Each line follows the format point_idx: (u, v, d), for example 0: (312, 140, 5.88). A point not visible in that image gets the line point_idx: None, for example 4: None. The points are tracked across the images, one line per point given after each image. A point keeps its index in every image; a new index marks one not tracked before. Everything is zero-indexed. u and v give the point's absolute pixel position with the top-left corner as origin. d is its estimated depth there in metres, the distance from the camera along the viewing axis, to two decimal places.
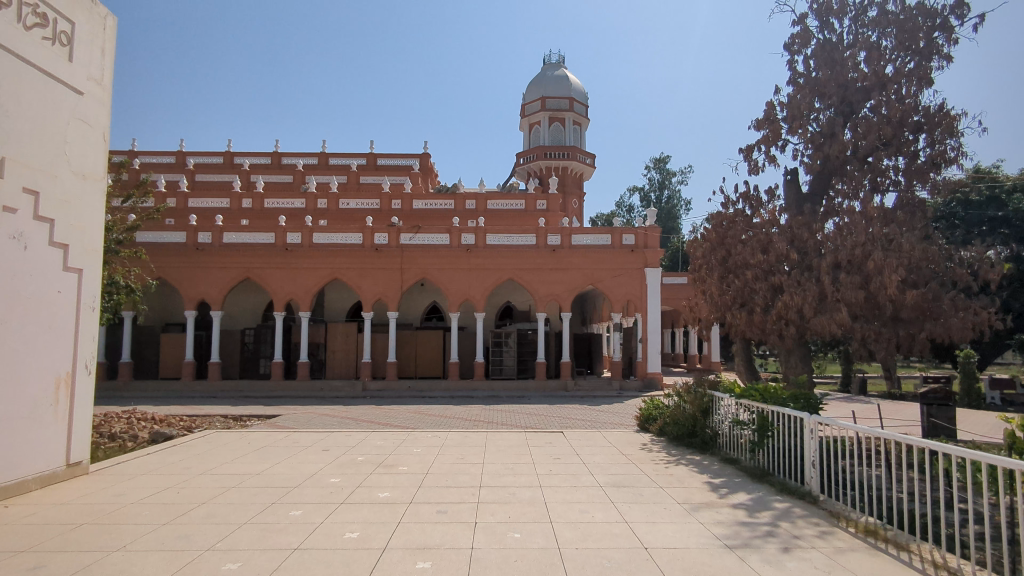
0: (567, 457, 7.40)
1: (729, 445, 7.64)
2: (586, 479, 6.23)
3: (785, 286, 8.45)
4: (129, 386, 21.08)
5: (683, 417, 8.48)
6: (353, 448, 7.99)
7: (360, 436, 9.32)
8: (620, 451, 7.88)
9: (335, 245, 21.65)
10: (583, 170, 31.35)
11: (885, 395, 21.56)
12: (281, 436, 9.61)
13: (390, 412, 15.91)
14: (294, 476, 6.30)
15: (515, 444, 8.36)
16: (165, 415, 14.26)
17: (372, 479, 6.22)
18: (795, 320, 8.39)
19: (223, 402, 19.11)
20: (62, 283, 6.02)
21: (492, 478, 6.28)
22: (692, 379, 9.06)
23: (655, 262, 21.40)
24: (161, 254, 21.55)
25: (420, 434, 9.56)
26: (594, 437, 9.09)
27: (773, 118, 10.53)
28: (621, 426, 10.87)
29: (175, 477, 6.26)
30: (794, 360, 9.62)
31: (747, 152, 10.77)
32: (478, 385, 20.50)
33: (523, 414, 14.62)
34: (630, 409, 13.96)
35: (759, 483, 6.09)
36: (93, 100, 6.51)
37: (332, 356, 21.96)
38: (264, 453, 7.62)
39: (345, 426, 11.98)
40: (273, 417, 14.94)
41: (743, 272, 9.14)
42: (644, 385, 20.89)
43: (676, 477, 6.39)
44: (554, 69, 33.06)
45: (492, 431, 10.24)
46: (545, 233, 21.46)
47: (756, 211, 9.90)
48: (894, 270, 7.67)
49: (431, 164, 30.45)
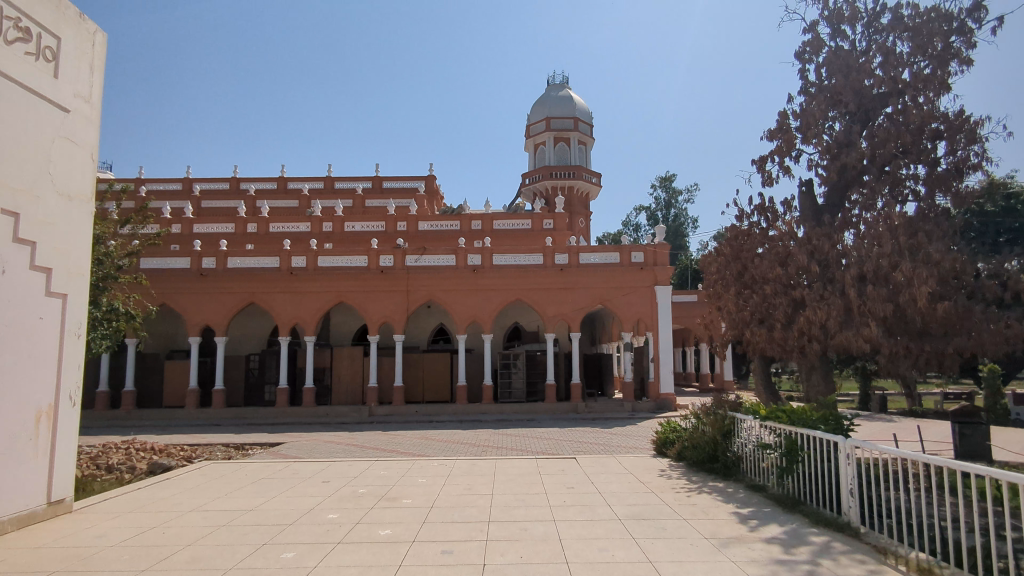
0: (582, 486, 6.94)
1: (754, 471, 7.18)
2: (603, 512, 5.78)
3: (807, 300, 8.01)
4: (133, 415, 20.75)
5: (704, 440, 8.02)
6: (355, 479, 7.57)
7: (363, 465, 8.89)
8: (638, 478, 7.42)
9: (340, 268, 21.39)
10: (590, 189, 31.12)
11: (905, 412, 20.88)
12: (281, 467, 9.21)
13: (397, 439, 15.47)
14: (291, 512, 5.88)
15: (526, 472, 7.91)
16: (165, 445, 13.90)
17: (373, 515, 5.80)
18: (819, 335, 7.96)
19: (226, 430, 18.71)
20: (45, 309, 5.71)
21: (502, 512, 5.84)
22: (710, 400, 8.62)
23: (665, 280, 20.99)
24: (164, 281, 21.34)
25: (426, 462, 9.13)
26: (608, 463, 8.63)
27: (786, 127, 10.18)
28: (636, 450, 10.40)
29: (163, 515, 5.87)
30: (816, 378, 9.17)
31: (760, 163, 10.40)
32: (487, 408, 20.03)
33: (534, 438, 14.14)
34: (644, 432, 13.46)
35: (791, 514, 5.62)
36: (81, 119, 6.28)
37: (338, 381, 21.58)
38: (261, 486, 7.21)
39: (349, 454, 11.58)
40: (275, 445, 14.55)
41: (762, 285, 8.74)
42: (657, 406, 20.35)
43: (700, 508, 5.93)
44: (558, 89, 33.06)
45: (502, 457, 9.80)
46: (553, 252, 21.12)
47: (772, 224, 9.50)
48: (924, 281, 7.13)
49: (436, 186, 30.34)
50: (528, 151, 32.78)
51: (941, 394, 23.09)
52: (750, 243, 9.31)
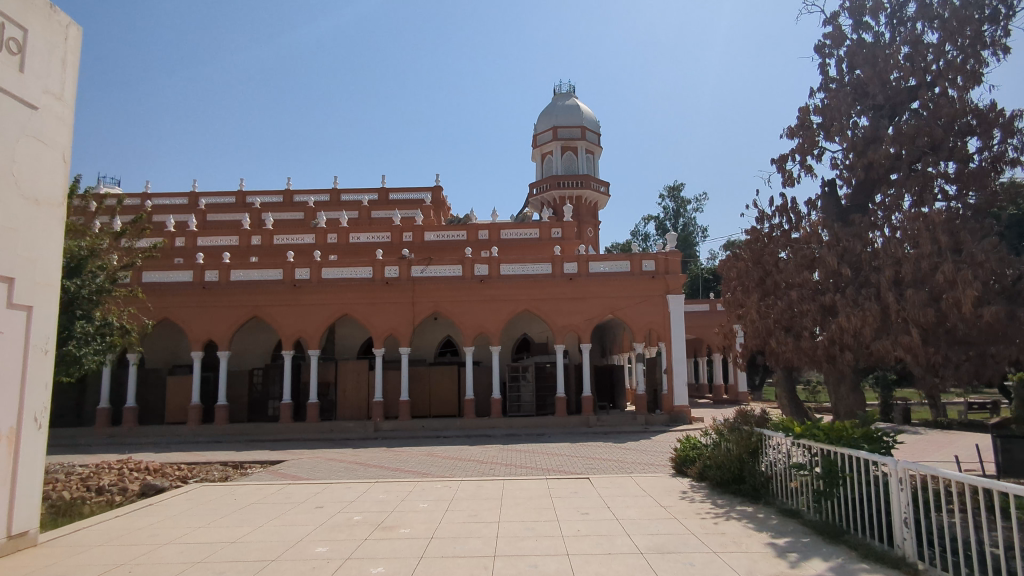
0: (597, 511, 6.34)
1: (787, 494, 6.56)
2: (622, 544, 5.18)
3: (839, 306, 7.36)
4: (134, 433, 20.30)
5: (728, 459, 7.41)
6: (350, 504, 7.00)
7: (362, 487, 8.33)
8: (658, 502, 6.81)
9: (345, 281, 20.95)
10: (598, 199, 30.63)
11: (929, 423, 20.01)
12: (276, 489, 8.66)
13: (401, 456, 14.93)
14: (276, 545, 5.34)
15: (536, 495, 7.31)
16: (162, 464, 13.41)
17: (366, 548, 5.23)
18: (852, 344, 7.34)
19: (229, 447, 18.18)
20: (6, 322, 5.21)
21: (509, 544, 5.26)
22: (734, 415, 7.98)
23: (678, 288, 20.39)
24: (165, 295, 20.92)
25: (428, 484, 8.55)
26: (625, 483, 8.02)
27: (807, 124, 9.58)
28: (653, 469, 9.77)
29: (134, 550, 5.34)
30: (844, 391, 8.58)
31: (780, 163, 9.81)
32: (496, 423, 19.43)
33: (544, 455, 13.54)
34: (659, 448, 12.83)
35: (836, 546, 5.00)
36: (52, 117, 5.82)
37: (343, 396, 21.05)
38: (247, 513, 6.66)
39: (350, 474, 11.03)
40: (275, 464, 14.02)
41: (788, 292, 8.12)
42: (671, 419, 19.68)
43: (730, 538, 5.32)
44: (565, 98, 32.70)
45: (510, 477, 9.22)
46: (561, 262, 20.58)
47: (798, 226, 8.86)
48: (969, 284, 6.46)
49: (443, 197, 29.94)
50: (535, 161, 32.39)
51: (965, 404, 22.28)
52: (772, 247, 8.78)
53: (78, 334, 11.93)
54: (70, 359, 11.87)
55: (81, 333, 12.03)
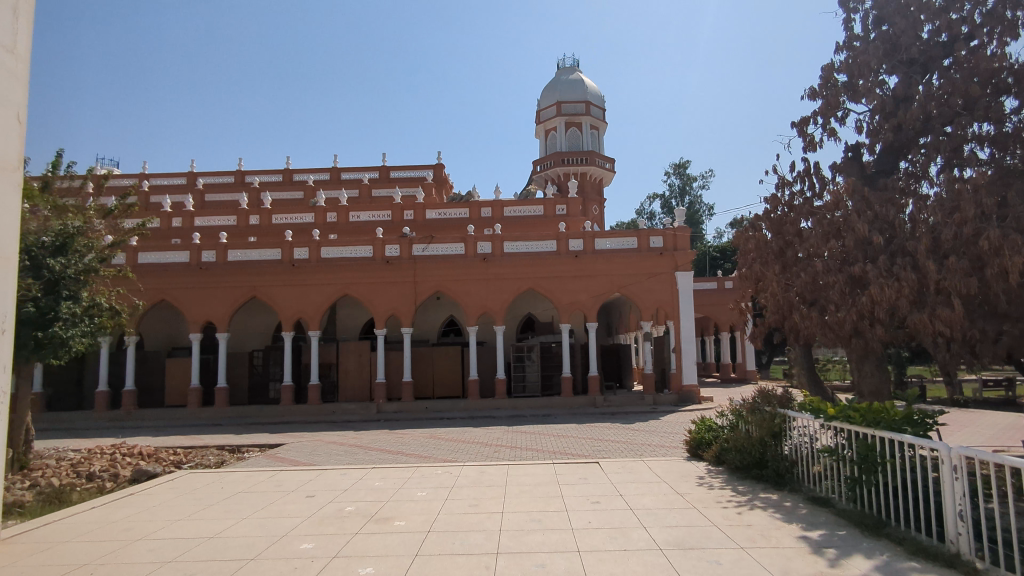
0: (609, 500, 5.85)
1: (815, 480, 6.06)
2: (639, 539, 4.67)
3: (869, 277, 6.75)
4: (133, 416, 19.96)
5: (749, 443, 6.91)
6: (344, 493, 6.53)
7: (358, 474, 7.87)
8: (674, 489, 6.29)
9: (344, 260, 20.40)
10: (603, 175, 29.91)
11: (944, 401, 19.47)
12: (268, 476, 8.21)
13: (403, 438, 14.52)
14: (258, 541, 4.87)
15: (542, 482, 6.82)
16: (156, 448, 13.04)
17: (355, 545, 4.73)
18: (884, 317, 6.78)
19: (228, 430, 17.83)
20: None
21: (513, 539, 4.78)
22: (754, 394, 7.42)
23: (686, 265, 19.79)
24: (161, 276, 20.46)
25: (428, 469, 8.08)
26: (637, 467, 7.53)
27: (831, 83, 8.90)
28: (665, 452, 9.28)
29: (102, 548, 4.88)
30: (868, 368, 8.07)
31: (801, 126, 9.12)
32: (500, 404, 19.01)
33: (549, 436, 13.11)
34: (670, 429, 12.34)
35: (877, 540, 4.49)
36: (2, 74, 5.25)
37: (344, 377, 20.64)
38: (233, 504, 6.20)
39: (348, 459, 10.59)
40: (273, 447, 13.64)
41: (812, 263, 7.54)
42: (680, 399, 19.21)
43: (758, 531, 4.81)
44: (569, 72, 31.77)
45: (516, 462, 8.75)
46: (566, 239, 19.96)
47: (822, 193, 8.24)
48: (1019, 250, 5.83)
49: (445, 175, 29.27)
50: (539, 137, 31.60)
51: (980, 381, 21.75)
52: (794, 216, 8.22)
53: (64, 316, 11.47)
54: (57, 341, 11.41)
55: (68, 314, 11.54)
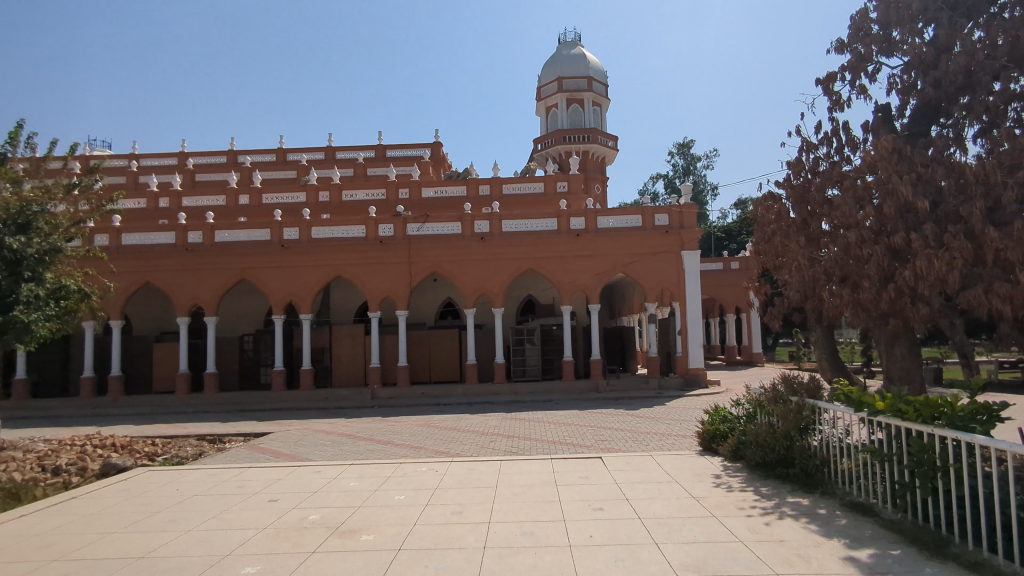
0: (614, 507, 5.06)
1: (850, 481, 5.26)
2: (650, 561, 3.86)
3: (913, 248, 5.88)
4: (120, 403, 19.26)
5: (772, 437, 6.09)
6: (312, 497, 5.76)
7: (334, 471, 7.09)
8: (687, 492, 5.47)
9: (336, 240, 19.50)
10: (605, 153, 28.92)
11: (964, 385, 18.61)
12: (236, 473, 7.43)
13: (395, 426, 13.79)
14: (197, 563, 4.10)
15: (538, 482, 6.02)
16: (132, 439, 12.30)
17: (310, 567, 3.96)
18: (928, 293, 5.92)
19: (215, 418, 17.11)
20: None
21: (498, 560, 3.99)
22: (778, 382, 6.58)
23: (693, 244, 18.90)
24: (146, 257, 19.63)
25: (414, 466, 7.30)
26: (645, 463, 6.76)
27: (863, 34, 7.88)
28: (675, 445, 8.48)
29: (9, 572, 4.09)
30: (899, 351, 7.24)
31: (826, 84, 8.15)
32: (499, 389, 18.25)
33: (548, 424, 12.34)
34: (677, 417, 11.58)
35: (943, 565, 3.68)
36: None
37: (338, 362, 19.89)
38: (183, 511, 5.43)
39: (332, 451, 9.84)
40: (258, 437, 12.91)
41: (842, 234, 6.65)
42: (685, 382, 18.40)
43: (794, 550, 4.01)
44: (570, 46, 30.59)
45: (512, 456, 7.96)
46: (567, 217, 19.08)
47: (850, 158, 7.34)
48: None
49: (443, 153, 28.32)
50: (539, 114, 30.51)
51: (995, 362, 20.97)
52: (819, 184, 7.35)
53: (25, 299, 10.66)
54: (19, 326, 10.59)
55: (29, 297, 10.64)
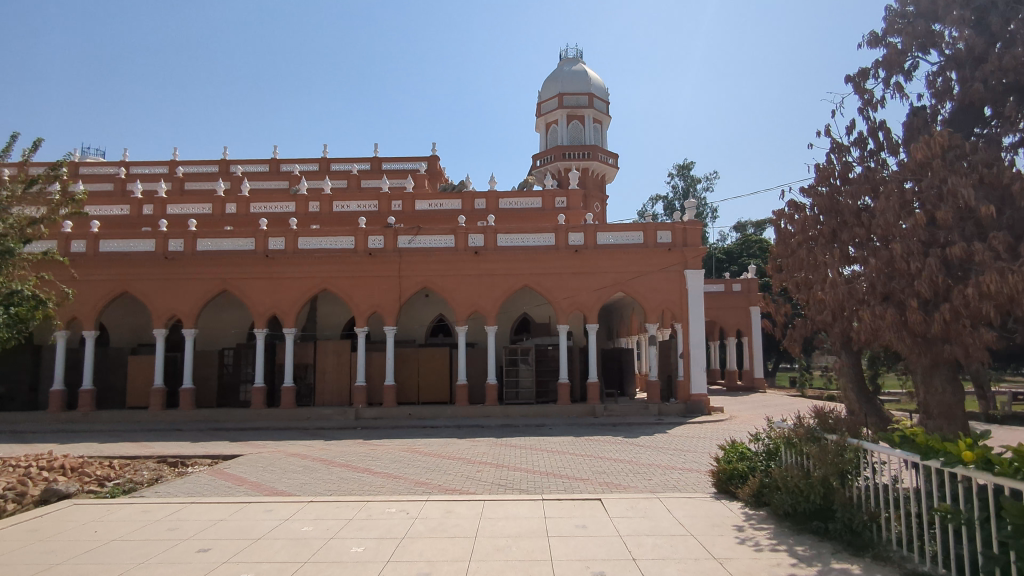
0: (618, 573, 4.07)
1: (907, 544, 4.29)
2: None
3: (980, 260, 5.03)
4: (90, 418, 18.15)
5: (803, 484, 5.09)
6: (252, 547, 4.76)
7: (288, 511, 6.06)
8: (708, 552, 4.47)
9: (323, 251, 18.57)
10: (605, 171, 28.19)
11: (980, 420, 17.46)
12: (179, 509, 6.39)
13: (376, 451, 12.74)
14: None
15: (526, 533, 5.02)
16: (86, 459, 11.20)
17: None
18: (992, 315, 5.05)
19: (186, 436, 16.00)
20: None
21: None
22: (813, 419, 5.56)
23: (696, 263, 18.01)
24: (124, 265, 18.64)
25: (385, 506, 6.28)
26: (653, 508, 5.79)
27: (901, 27, 7.07)
28: (685, 483, 7.47)
29: None
30: (938, 383, 6.26)
31: (857, 81, 7.34)
32: (490, 411, 17.23)
33: (542, 453, 11.31)
34: (683, 449, 10.57)
35: None
36: None
37: (321, 379, 18.90)
38: (89, 565, 4.41)
39: (300, 481, 8.80)
40: (226, 460, 11.84)
41: (883, 247, 5.78)
42: (687, 409, 17.38)
43: None
44: (572, 63, 29.98)
45: (500, 495, 6.94)
46: (566, 232, 18.20)
47: (887, 162, 6.48)
48: None
49: (440, 167, 27.53)
50: (539, 130, 29.82)
51: (1007, 393, 20.08)
52: (851, 192, 6.49)
53: None
54: None
55: None
